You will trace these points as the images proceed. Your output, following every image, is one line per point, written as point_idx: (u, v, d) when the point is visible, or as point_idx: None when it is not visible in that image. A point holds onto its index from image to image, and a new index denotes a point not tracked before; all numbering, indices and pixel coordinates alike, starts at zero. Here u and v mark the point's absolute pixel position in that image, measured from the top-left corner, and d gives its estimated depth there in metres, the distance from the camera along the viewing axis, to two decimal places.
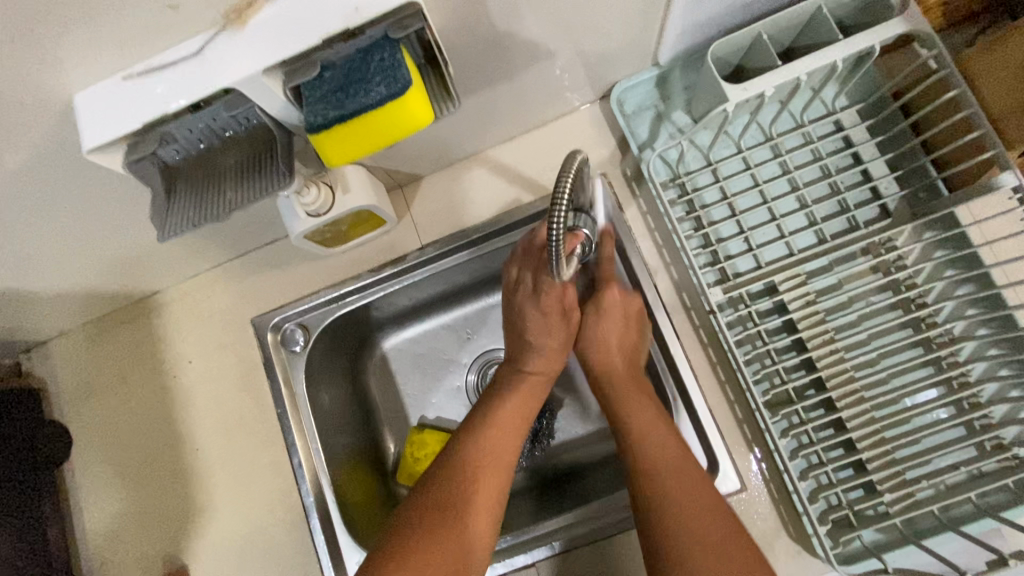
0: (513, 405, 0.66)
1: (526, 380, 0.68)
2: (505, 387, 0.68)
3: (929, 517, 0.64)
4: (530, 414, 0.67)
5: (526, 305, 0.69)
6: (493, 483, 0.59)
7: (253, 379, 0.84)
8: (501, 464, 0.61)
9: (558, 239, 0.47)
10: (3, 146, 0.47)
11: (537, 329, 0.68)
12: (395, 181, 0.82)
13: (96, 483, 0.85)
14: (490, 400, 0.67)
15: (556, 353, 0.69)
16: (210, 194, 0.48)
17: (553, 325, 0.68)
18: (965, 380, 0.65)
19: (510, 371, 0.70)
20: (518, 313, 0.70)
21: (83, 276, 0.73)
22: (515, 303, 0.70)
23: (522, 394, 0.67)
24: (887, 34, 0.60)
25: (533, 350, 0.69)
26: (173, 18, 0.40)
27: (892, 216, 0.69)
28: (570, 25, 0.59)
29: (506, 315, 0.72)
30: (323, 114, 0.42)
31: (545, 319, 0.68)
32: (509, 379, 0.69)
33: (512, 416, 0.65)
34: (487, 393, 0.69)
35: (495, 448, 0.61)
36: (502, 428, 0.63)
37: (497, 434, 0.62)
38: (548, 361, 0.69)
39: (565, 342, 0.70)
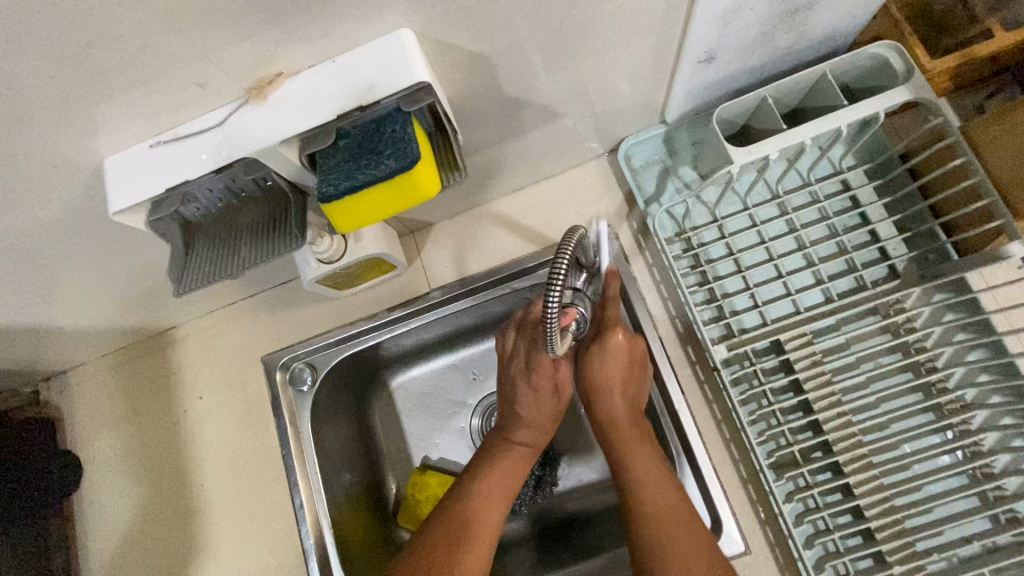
0: (498, 474, 0.67)
1: (513, 449, 0.69)
2: (490, 455, 0.69)
3: None
4: (516, 483, 0.68)
5: (517, 379, 0.68)
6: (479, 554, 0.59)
7: (261, 417, 0.85)
8: (485, 534, 0.61)
9: (553, 318, 0.49)
10: (38, 201, 0.49)
11: (527, 404, 0.68)
12: (407, 228, 0.84)
13: (101, 516, 0.86)
14: (477, 466, 0.68)
15: (544, 427, 0.70)
16: (226, 252, 0.50)
17: (544, 401, 0.69)
18: (977, 449, 0.64)
19: (497, 440, 0.70)
20: (510, 386, 0.69)
21: (102, 312, 0.76)
22: (509, 376, 0.69)
23: (508, 464, 0.68)
24: (891, 101, 0.61)
25: (521, 423, 0.69)
26: (199, 92, 0.43)
27: (901, 277, 0.69)
28: (578, 87, 0.62)
29: (500, 383, 0.72)
30: (335, 184, 0.43)
31: (536, 396, 0.68)
32: (496, 448, 0.70)
33: (498, 486, 0.66)
34: (474, 460, 0.70)
35: (478, 517, 0.62)
36: (487, 493, 0.64)
37: (482, 504, 0.63)
38: (534, 433, 0.70)
39: (553, 417, 0.70)
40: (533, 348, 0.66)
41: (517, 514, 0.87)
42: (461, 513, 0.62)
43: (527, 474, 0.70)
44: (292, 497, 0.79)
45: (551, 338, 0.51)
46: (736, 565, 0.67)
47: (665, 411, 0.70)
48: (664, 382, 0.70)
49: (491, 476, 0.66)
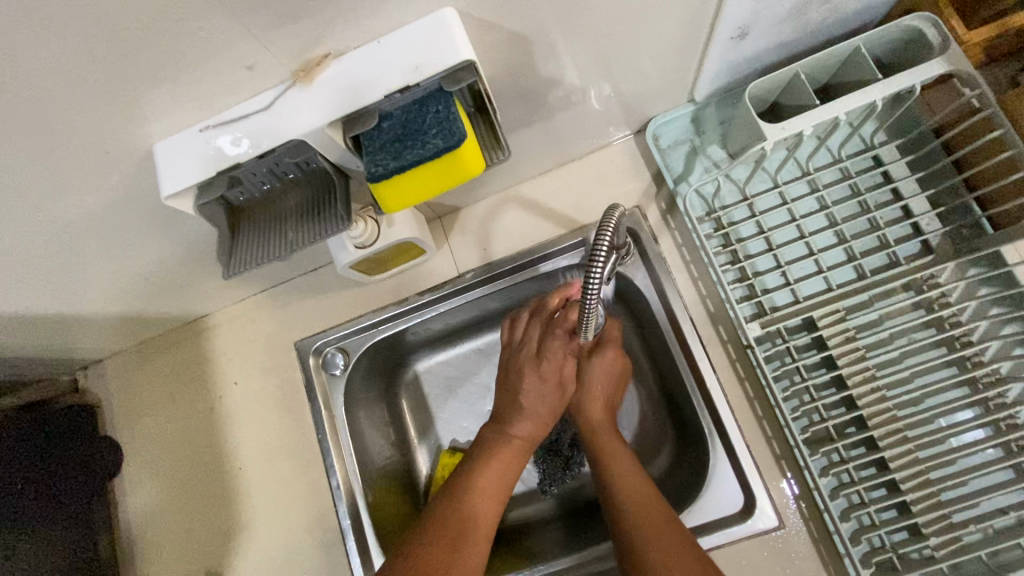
0: (494, 472, 0.65)
1: (511, 443, 0.67)
2: (488, 449, 0.67)
3: (977, 562, 0.63)
4: (512, 477, 0.66)
5: (524, 366, 0.69)
6: (478, 549, 0.59)
7: (295, 400, 0.87)
8: (482, 529, 0.61)
9: (593, 295, 0.52)
10: (89, 187, 0.51)
11: (530, 392, 0.68)
12: (434, 213, 0.85)
13: (142, 500, 0.88)
14: (471, 463, 0.66)
15: (544, 420, 0.69)
16: (273, 234, 0.51)
17: (546, 391, 0.68)
18: (1013, 422, 0.64)
19: (496, 433, 0.69)
20: (516, 372, 0.70)
21: (140, 300, 0.77)
22: (516, 360, 0.71)
23: (503, 459, 0.66)
24: (927, 75, 0.61)
25: (522, 414, 0.68)
26: (248, 75, 0.44)
27: (934, 252, 0.69)
28: (609, 68, 0.62)
29: (504, 372, 0.72)
30: (384, 164, 0.45)
31: (541, 384, 0.68)
32: (493, 440, 0.68)
33: (492, 484, 0.64)
34: (470, 454, 0.68)
35: (475, 513, 0.62)
36: (479, 494, 0.63)
37: (477, 500, 0.63)
38: (533, 426, 0.68)
39: (554, 411, 0.69)
40: (546, 333, 0.70)
41: (546, 494, 0.89)
42: (461, 512, 0.61)
43: (524, 468, 0.68)
44: (328, 478, 0.81)
45: (587, 315, 0.55)
46: (770, 539, 0.67)
47: (697, 389, 0.71)
48: (694, 360, 0.71)
49: (485, 475, 0.65)
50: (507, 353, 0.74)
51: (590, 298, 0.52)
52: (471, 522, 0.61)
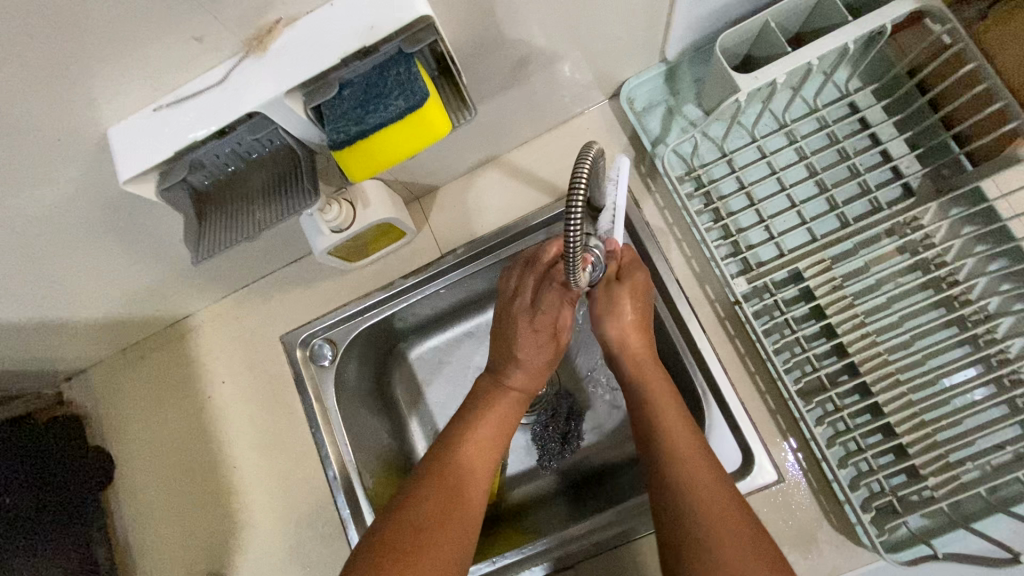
0: (491, 423, 0.65)
1: (509, 394, 0.68)
2: (484, 403, 0.67)
3: (977, 500, 0.62)
4: (508, 429, 0.67)
5: (518, 317, 0.68)
6: (476, 498, 0.60)
7: (285, 395, 0.85)
8: (480, 478, 0.61)
9: (575, 251, 0.49)
10: (47, 180, 0.49)
11: (525, 343, 0.68)
12: (412, 194, 0.84)
13: (137, 508, 0.87)
14: (467, 414, 0.66)
15: (539, 372, 0.69)
16: (240, 215, 0.50)
17: (542, 344, 0.68)
18: (1004, 356, 0.64)
19: (493, 385, 0.69)
20: (509, 322, 0.69)
21: (117, 303, 0.76)
22: (510, 309, 0.69)
23: (502, 409, 0.67)
24: (897, 12, 0.60)
25: (518, 366, 0.68)
26: (199, 48, 0.42)
27: (915, 194, 0.68)
28: (577, 28, 0.60)
29: (497, 325, 0.71)
30: (345, 131, 0.44)
31: (536, 336, 0.68)
32: (489, 392, 0.69)
33: (489, 433, 0.65)
34: (465, 407, 0.68)
35: (473, 462, 0.62)
36: (478, 444, 0.63)
37: (475, 450, 0.63)
38: (529, 379, 0.69)
39: (549, 361, 0.70)
40: (541, 284, 0.67)
41: (546, 471, 0.88)
42: (459, 460, 0.61)
43: (519, 419, 0.69)
44: (325, 469, 0.80)
45: (574, 268, 0.51)
46: (770, 494, 0.67)
47: (688, 351, 0.70)
48: (683, 321, 0.70)
49: (483, 426, 0.65)
50: (500, 303, 0.71)
51: (573, 254, 0.49)
52: (470, 475, 0.61)
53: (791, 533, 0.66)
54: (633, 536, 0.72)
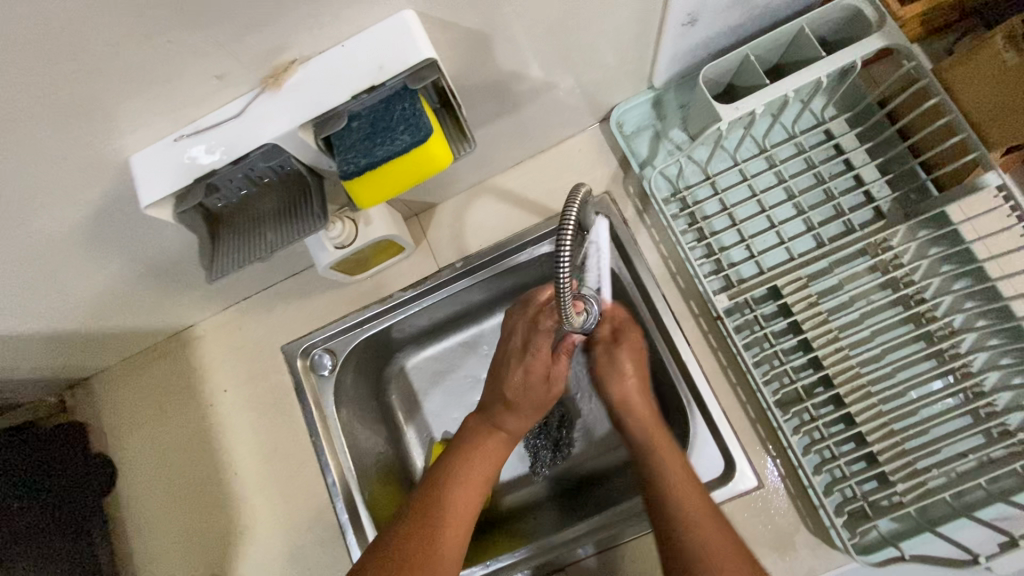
0: (476, 464, 0.67)
1: (499, 434, 0.70)
2: (469, 443, 0.70)
3: (943, 505, 0.66)
4: (491, 471, 0.68)
5: (512, 359, 0.73)
6: (455, 543, 0.60)
7: (286, 403, 0.88)
8: (460, 521, 0.61)
9: (565, 277, 0.53)
10: (68, 202, 0.52)
11: (515, 385, 0.71)
12: (410, 210, 0.87)
13: (138, 513, 0.89)
14: (454, 454, 0.69)
15: (527, 412, 0.71)
16: (252, 237, 0.53)
17: (532, 385, 0.71)
18: (967, 370, 0.68)
19: (484, 424, 0.71)
20: (503, 364, 0.73)
21: (123, 314, 0.78)
22: (506, 352, 0.74)
23: (486, 450, 0.69)
24: (865, 50, 0.64)
25: (507, 407, 0.71)
26: (218, 85, 0.45)
27: (886, 217, 0.72)
28: (570, 60, 0.64)
29: (494, 369, 0.75)
30: (355, 162, 0.47)
31: (526, 377, 0.71)
32: (477, 430, 0.71)
33: (474, 474, 0.66)
34: (453, 446, 0.71)
35: (454, 503, 0.62)
36: (461, 485, 0.65)
37: (463, 487, 0.64)
38: (517, 419, 0.71)
39: (538, 404, 0.72)
40: (532, 329, 0.73)
41: (538, 478, 0.92)
42: (446, 497, 0.63)
43: (504, 462, 0.71)
44: (324, 475, 0.83)
45: (563, 296, 0.55)
46: (750, 499, 0.71)
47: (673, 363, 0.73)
48: (669, 335, 0.74)
49: (466, 466, 0.67)
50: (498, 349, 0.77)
51: (562, 282, 0.53)
52: (449, 516, 0.61)
53: (770, 536, 0.70)
54: (619, 539, 0.75)
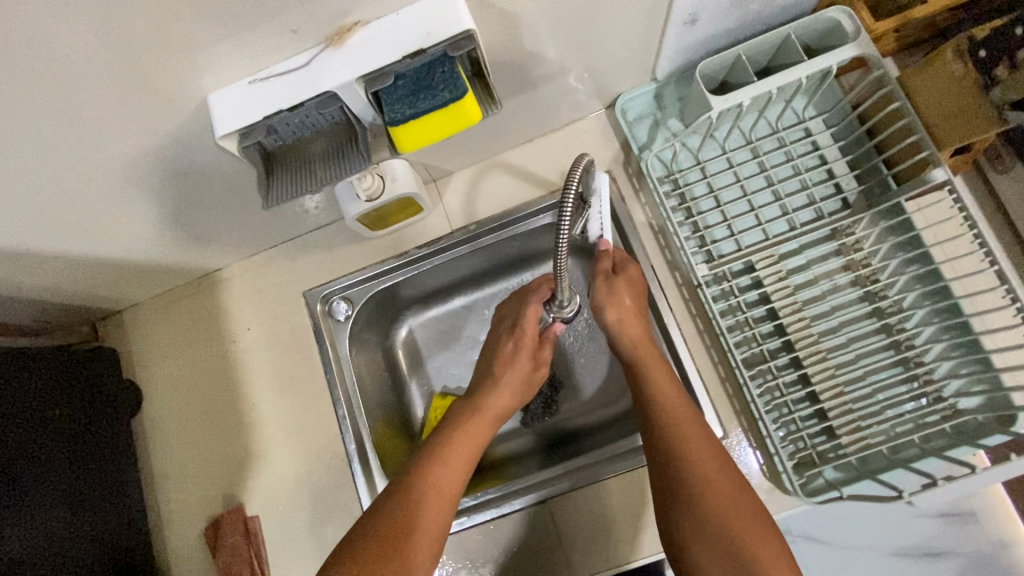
0: (462, 447, 0.71)
1: (483, 417, 0.75)
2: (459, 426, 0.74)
3: (882, 458, 0.76)
4: (477, 452, 0.72)
5: (502, 336, 0.82)
6: (439, 521, 0.64)
7: (303, 344, 0.96)
8: (447, 500, 0.66)
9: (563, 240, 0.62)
10: (147, 132, 0.60)
11: (505, 364, 0.79)
12: (429, 176, 0.96)
13: (161, 436, 0.97)
14: (443, 433, 0.74)
15: (514, 393, 0.78)
16: (303, 174, 0.62)
17: (518, 365, 0.79)
18: (911, 343, 0.78)
19: (466, 408, 0.76)
20: (495, 342, 0.83)
21: (165, 249, 0.86)
22: (498, 333, 0.84)
23: (473, 431, 0.74)
24: (841, 57, 0.74)
25: (496, 387, 0.78)
26: (290, 39, 0.54)
27: (851, 207, 0.82)
28: (583, 46, 0.73)
29: (485, 350, 0.84)
30: (401, 113, 0.57)
31: (513, 359, 0.80)
32: (467, 413, 0.76)
33: (463, 455, 0.71)
34: (444, 427, 0.75)
35: (441, 484, 0.67)
36: (449, 466, 0.69)
37: (447, 468, 0.68)
38: (504, 400, 0.78)
39: (524, 385, 0.79)
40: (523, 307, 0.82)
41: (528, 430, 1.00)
42: (429, 476, 0.67)
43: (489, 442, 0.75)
44: (336, 409, 0.91)
45: (559, 257, 0.64)
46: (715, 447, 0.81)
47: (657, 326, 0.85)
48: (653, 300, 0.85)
49: (456, 446, 0.71)
50: (494, 329, 0.86)
51: (562, 242, 0.62)
52: (435, 493, 0.65)
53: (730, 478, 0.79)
54: (587, 479, 0.83)
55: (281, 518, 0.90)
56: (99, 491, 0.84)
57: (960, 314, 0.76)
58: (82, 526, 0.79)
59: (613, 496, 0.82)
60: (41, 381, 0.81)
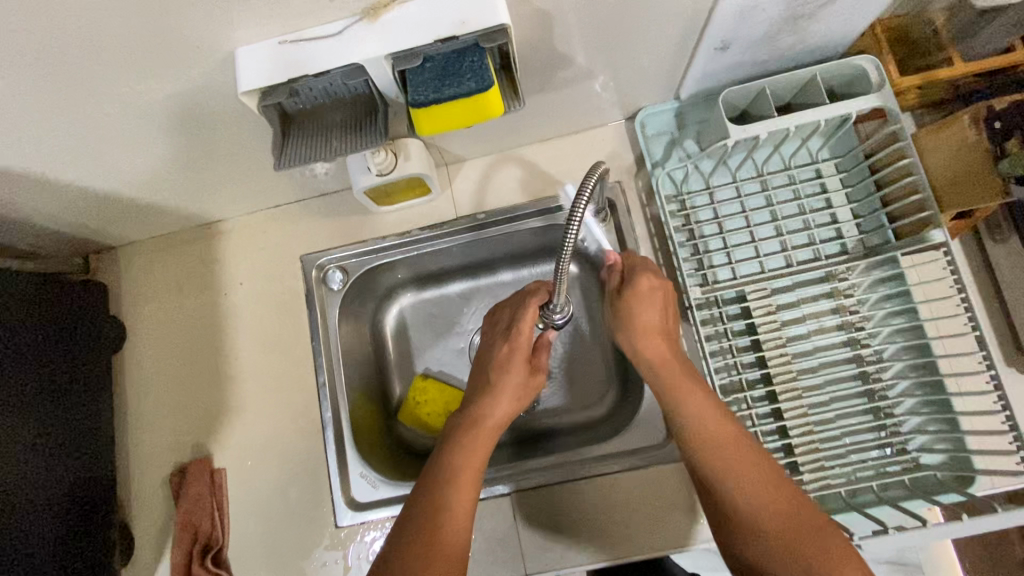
0: (469, 467, 0.67)
1: (484, 428, 0.71)
2: (462, 441, 0.70)
3: (838, 500, 0.78)
4: (484, 463, 0.69)
5: (497, 339, 0.80)
6: (456, 548, 0.61)
7: (294, 307, 0.97)
8: (461, 525, 0.62)
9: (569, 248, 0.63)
10: (169, 76, 0.60)
11: (499, 366, 0.77)
12: (442, 160, 0.96)
13: (138, 377, 0.97)
14: (446, 451, 0.69)
15: (512, 400, 0.75)
16: (320, 141, 0.62)
17: (515, 368, 0.77)
18: (885, 393, 0.80)
19: (463, 422, 0.72)
20: (488, 349, 0.80)
21: (169, 193, 0.86)
22: (493, 337, 0.82)
23: (476, 444, 0.69)
24: (862, 106, 0.75)
25: (492, 395, 0.74)
26: (326, 7, 0.54)
27: (849, 253, 0.84)
28: (613, 57, 0.74)
29: (479, 357, 0.81)
30: (425, 95, 0.57)
31: (510, 361, 0.77)
32: (464, 428, 0.71)
33: (469, 474, 0.66)
34: (444, 444, 0.71)
35: (455, 512, 0.63)
36: (456, 490, 0.64)
37: (456, 488, 0.65)
38: (501, 408, 0.74)
39: (522, 390, 0.76)
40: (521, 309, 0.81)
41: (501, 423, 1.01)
42: (439, 500, 0.63)
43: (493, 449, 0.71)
44: (317, 375, 0.93)
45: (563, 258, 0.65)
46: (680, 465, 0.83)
47: None
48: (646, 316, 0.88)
49: (463, 465, 0.67)
50: (488, 335, 0.83)
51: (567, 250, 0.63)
52: (450, 526, 0.62)
53: (690, 497, 0.82)
54: (552, 479, 0.85)
55: (248, 474, 0.91)
56: (75, 420, 0.85)
57: (935, 371, 0.78)
58: (50, 457, 0.79)
59: (574, 500, 0.84)
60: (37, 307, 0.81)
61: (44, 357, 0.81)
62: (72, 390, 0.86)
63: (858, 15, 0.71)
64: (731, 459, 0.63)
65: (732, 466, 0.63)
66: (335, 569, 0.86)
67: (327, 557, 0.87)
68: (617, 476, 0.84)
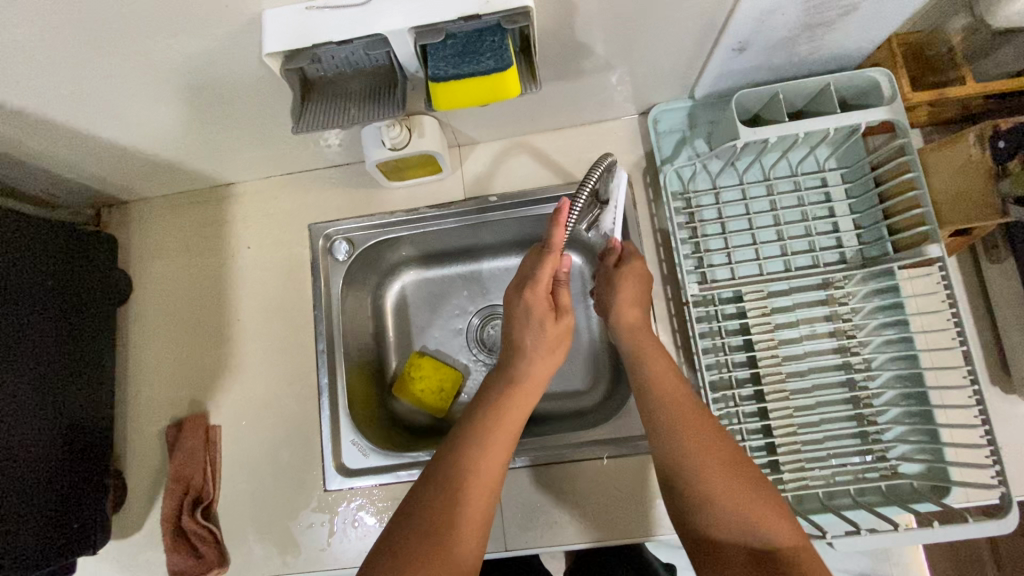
0: (502, 428, 0.69)
1: (522, 389, 0.73)
2: (499, 402, 0.71)
3: (816, 501, 0.80)
4: (519, 428, 0.71)
5: (514, 293, 0.78)
6: (483, 504, 0.63)
7: (298, 273, 0.98)
8: (488, 486, 0.64)
9: (578, 204, 0.76)
10: (195, 35, 0.61)
11: (523, 319, 0.76)
12: (455, 140, 0.97)
13: (141, 330, 0.99)
14: (479, 411, 0.71)
15: (546, 352, 0.75)
16: (338, 108, 0.64)
17: (543, 321, 0.76)
18: (870, 401, 0.82)
19: (498, 384, 0.74)
20: (509, 304, 0.78)
21: (184, 151, 0.87)
22: (514, 294, 0.78)
23: (513, 406, 0.71)
24: (871, 118, 0.76)
25: (523, 354, 0.75)
26: None
27: (846, 263, 0.85)
28: (632, 50, 0.75)
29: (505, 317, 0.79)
30: (445, 71, 0.58)
31: (536, 320, 0.76)
32: (502, 389, 0.73)
33: (503, 435, 0.68)
34: (479, 404, 0.72)
35: (484, 471, 0.64)
36: (490, 451, 0.66)
37: (488, 449, 0.66)
38: (536, 368, 0.75)
39: (554, 340, 0.76)
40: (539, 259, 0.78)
41: None
42: (467, 459, 0.65)
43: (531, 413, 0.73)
44: (317, 342, 0.94)
45: (574, 215, 0.76)
46: None
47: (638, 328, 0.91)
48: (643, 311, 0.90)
49: (498, 427, 0.68)
50: (511, 289, 0.79)
51: (579, 200, 0.75)
52: (476, 487, 0.63)
53: None
54: (538, 461, 0.87)
55: (242, 433, 0.93)
56: (78, 367, 0.87)
57: (921, 384, 0.80)
58: (53, 401, 0.81)
59: (559, 482, 0.86)
60: (50, 254, 0.83)
61: (54, 303, 0.83)
62: (77, 338, 0.88)
63: (875, 28, 0.72)
64: (690, 435, 0.65)
65: (691, 443, 0.64)
66: (321, 531, 0.88)
67: (314, 519, 0.89)
68: (603, 463, 0.86)
